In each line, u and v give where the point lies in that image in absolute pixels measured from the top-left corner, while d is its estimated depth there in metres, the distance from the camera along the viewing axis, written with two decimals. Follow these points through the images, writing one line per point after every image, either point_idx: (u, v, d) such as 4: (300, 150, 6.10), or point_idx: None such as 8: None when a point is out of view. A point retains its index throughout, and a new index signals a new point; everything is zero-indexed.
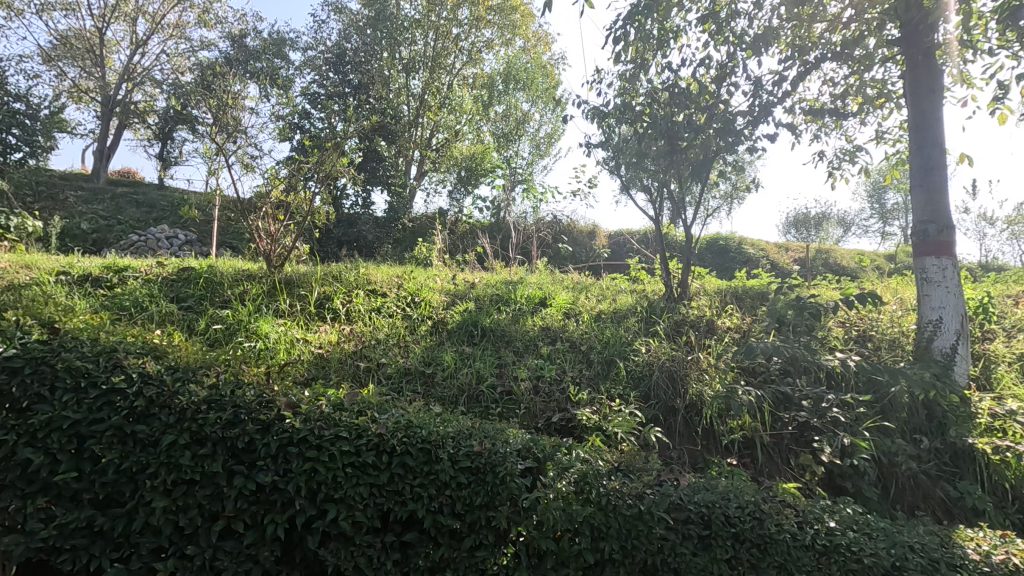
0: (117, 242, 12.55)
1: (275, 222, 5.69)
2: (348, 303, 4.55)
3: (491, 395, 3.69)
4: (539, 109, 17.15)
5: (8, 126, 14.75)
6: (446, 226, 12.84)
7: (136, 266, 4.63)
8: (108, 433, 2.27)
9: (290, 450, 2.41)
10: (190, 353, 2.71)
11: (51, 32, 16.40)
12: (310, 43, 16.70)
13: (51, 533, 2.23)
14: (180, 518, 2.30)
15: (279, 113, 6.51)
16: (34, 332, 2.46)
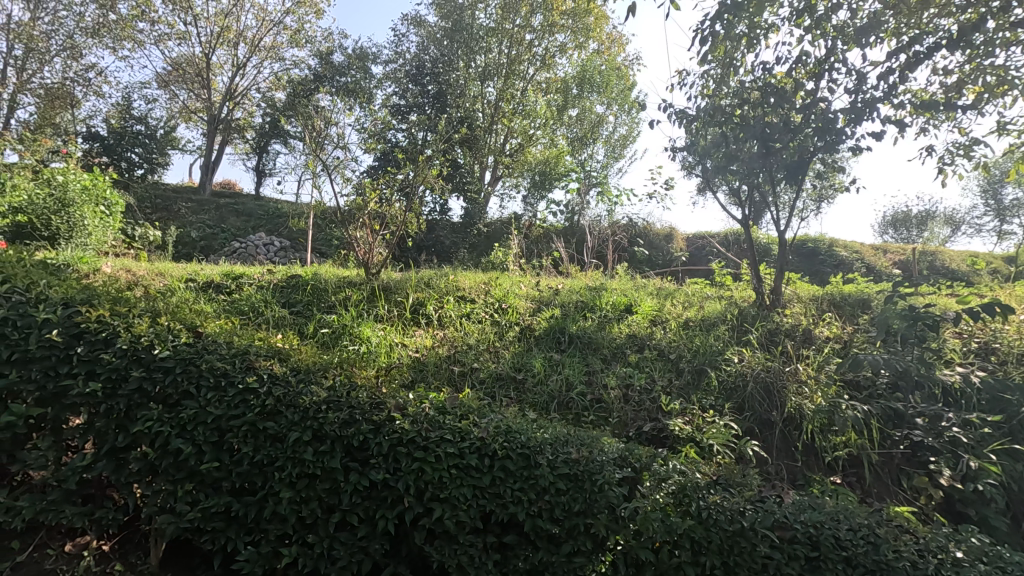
0: (223, 249, 13.76)
1: (372, 231, 6.05)
2: (439, 309, 4.75)
3: (581, 402, 3.73)
4: (614, 111, 16.97)
5: (132, 145, 16.60)
6: (521, 231, 12.99)
7: (251, 274, 5.08)
8: (244, 428, 2.50)
9: (400, 450, 2.55)
10: (309, 355, 2.94)
11: (167, 60, 18.27)
12: (392, 58, 17.56)
13: (196, 516, 2.50)
14: (303, 509, 2.50)
15: (372, 126, 6.93)
16: (182, 333, 2.73)
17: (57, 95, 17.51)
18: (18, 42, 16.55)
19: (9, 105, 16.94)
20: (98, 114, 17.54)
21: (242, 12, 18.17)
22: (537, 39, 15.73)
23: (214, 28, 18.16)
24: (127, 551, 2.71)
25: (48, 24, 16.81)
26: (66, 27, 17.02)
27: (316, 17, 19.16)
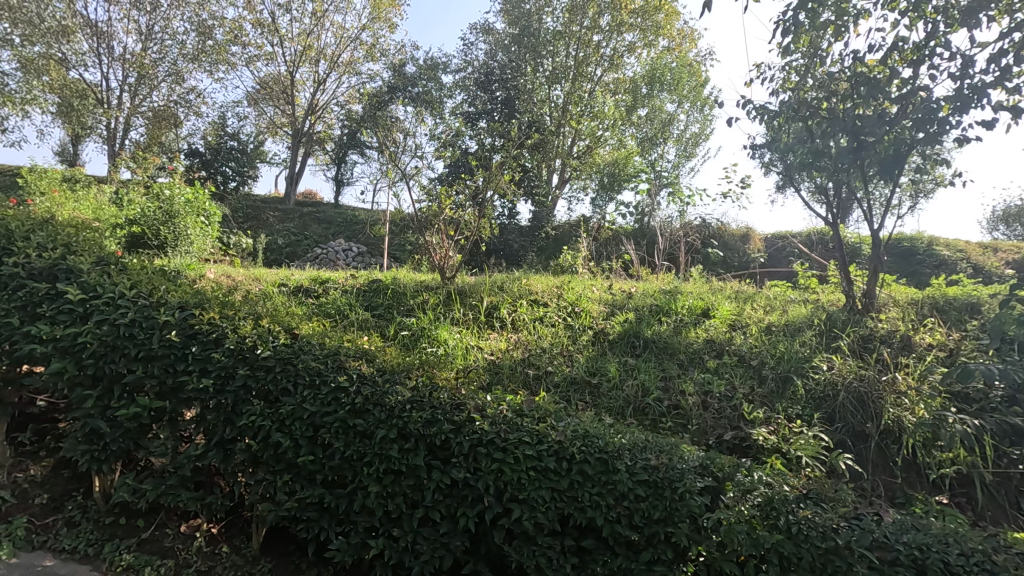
0: (306, 255, 14.64)
1: (447, 237, 6.24)
2: (513, 312, 4.82)
3: (657, 408, 3.67)
4: (686, 109, 16.48)
5: (226, 160, 18.01)
6: (590, 233, 12.89)
7: (336, 278, 5.39)
8: (336, 424, 2.66)
9: (480, 451, 2.61)
10: (394, 357, 3.08)
11: (256, 80, 19.68)
12: (461, 66, 18.01)
13: (293, 505, 2.68)
14: (389, 503, 2.62)
15: (445, 134, 7.14)
16: (280, 334, 2.93)
17: (163, 116, 19.31)
18: (131, 70, 18.41)
19: (124, 128, 18.86)
20: (197, 132, 19.15)
21: (322, 31, 19.27)
22: (605, 40, 15.58)
23: (297, 48, 19.36)
24: (232, 534, 2.96)
25: (156, 53, 18.59)
26: (171, 55, 18.75)
27: (390, 31, 19.99)
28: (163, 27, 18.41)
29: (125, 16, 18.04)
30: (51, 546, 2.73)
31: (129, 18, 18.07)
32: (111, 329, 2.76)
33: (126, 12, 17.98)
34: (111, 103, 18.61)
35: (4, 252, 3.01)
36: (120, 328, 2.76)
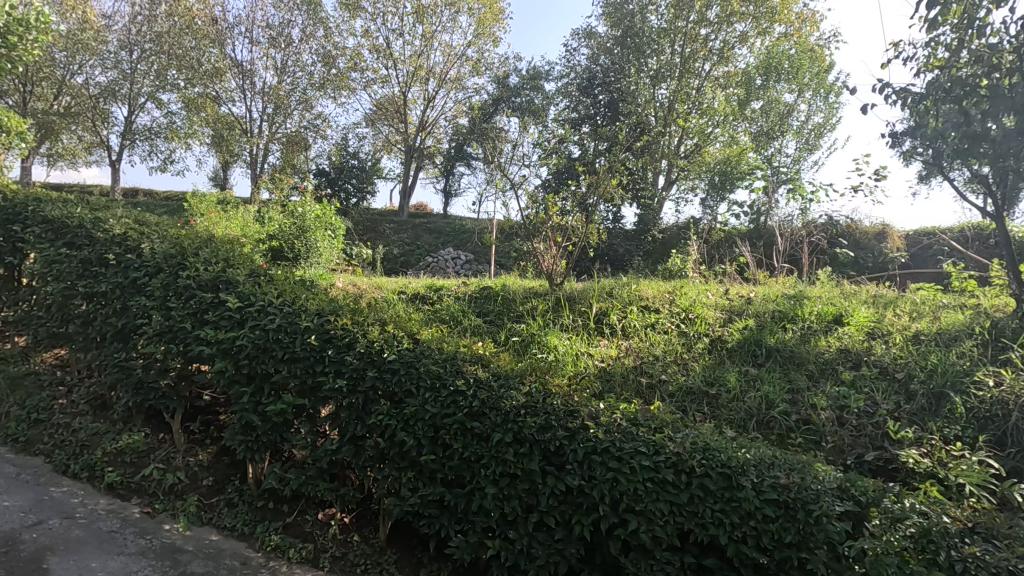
0: (419, 264, 15.50)
1: (555, 244, 6.29)
2: (623, 319, 4.74)
3: (784, 422, 3.41)
4: (808, 99, 15.18)
5: (349, 178, 19.58)
6: (700, 235, 12.32)
7: (449, 286, 5.64)
8: (455, 426, 2.76)
9: (595, 458, 2.58)
10: (507, 362, 3.14)
11: (373, 102, 21.21)
12: (563, 73, 18.12)
13: (416, 501, 2.83)
14: (505, 506, 2.68)
15: (550, 142, 7.19)
16: (403, 339, 3.10)
17: (295, 141, 21.47)
18: (269, 101, 20.68)
19: (264, 153, 21.22)
20: (324, 154, 21.03)
21: (431, 50, 20.32)
22: (713, 32, 14.82)
23: (409, 69, 20.59)
24: (362, 525, 3.19)
25: (289, 84, 20.71)
26: (301, 85, 20.77)
27: (493, 45, 20.61)
28: (295, 61, 20.48)
29: (265, 54, 20.31)
30: (216, 523, 3.12)
31: (267, 56, 20.32)
32: (262, 333, 3.10)
33: (265, 51, 20.25)
34: (253, 132, 21.03)
35: (180, 266, 3.50)
36: (270, 332, 3.09)
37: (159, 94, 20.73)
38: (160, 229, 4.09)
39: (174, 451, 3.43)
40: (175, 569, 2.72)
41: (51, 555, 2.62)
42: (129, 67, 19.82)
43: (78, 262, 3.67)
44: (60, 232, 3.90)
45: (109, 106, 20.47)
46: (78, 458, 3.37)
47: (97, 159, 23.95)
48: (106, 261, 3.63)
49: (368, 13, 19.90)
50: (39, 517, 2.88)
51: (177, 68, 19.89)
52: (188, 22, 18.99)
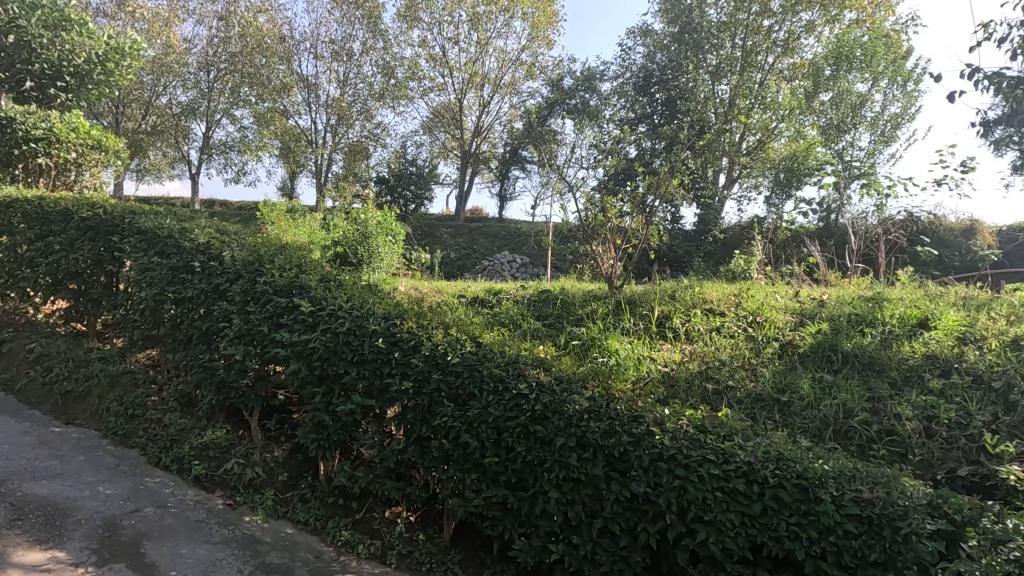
0: (476, 267, 15.71)
1: (615, 247, 6.23)
2: (686, 322, 4.63)
3: (865, 433, 3.22)
4: (883, 88, 14.25)
5: (408, 184, 20.13)
6: (764, 235, 11.84)
7: (508, 290, 5.70)
8: (518, 429, 2.77)
9: (661, 466, 2.52)
10: (569, 366, 3.12)
11: (430, 110, 21.71)
12: (618, 72, 17.90)
13: (480, 502, 2.87)
14: (569, 510, 2.67)
15: (607, 144, 7.12)
16: (467, 343, 3.14)
17: (357, 150, 22.28)
18: (333, 113, 21.57)
19: (328, 163, 22.14)
20: (383, 162, 21.72)
21: (486, 56, 20.59)
22: (777, 24, 14.21)
23: (464, 76, 20.95)
24: (427, 524, 3.26)
25: (351, 96, 21.51)
26: (363, 96, 21.54)
27: (548, 48, 20.65)
28: (356, 73, 21.27)
29: (328, 68, 21.21)
30: (290, 517, 3.28)
31: (331, 70, 21.21)
32: (333, 336, 3.23)
33: (329, 64, 21.14)
34: (318, 143, 21.99)
35: (257, 272, 3.70)
36: (340, 335, 3.21)
37: (233, 110, 22.08)
38: (238, 238, 4.34)
39: (252, 447, 3.63)
40: (255, 559, 2.87)
41: (147, 541, 2.83)
42: (207, 86, 21.20)
43: (168, 269, 3.96)
44: (152, 242, 4.22)
45: (189, 123, 21.97)
46: (169, 451, 3.63)
47: (178, 173, 25.75)
48: (192, 268, 3.89)
49: (425, 23, 20.42)
50: (136, 504, 3.12)
51: (249, 85, 21.09)
52: (259, 41, 20.11)
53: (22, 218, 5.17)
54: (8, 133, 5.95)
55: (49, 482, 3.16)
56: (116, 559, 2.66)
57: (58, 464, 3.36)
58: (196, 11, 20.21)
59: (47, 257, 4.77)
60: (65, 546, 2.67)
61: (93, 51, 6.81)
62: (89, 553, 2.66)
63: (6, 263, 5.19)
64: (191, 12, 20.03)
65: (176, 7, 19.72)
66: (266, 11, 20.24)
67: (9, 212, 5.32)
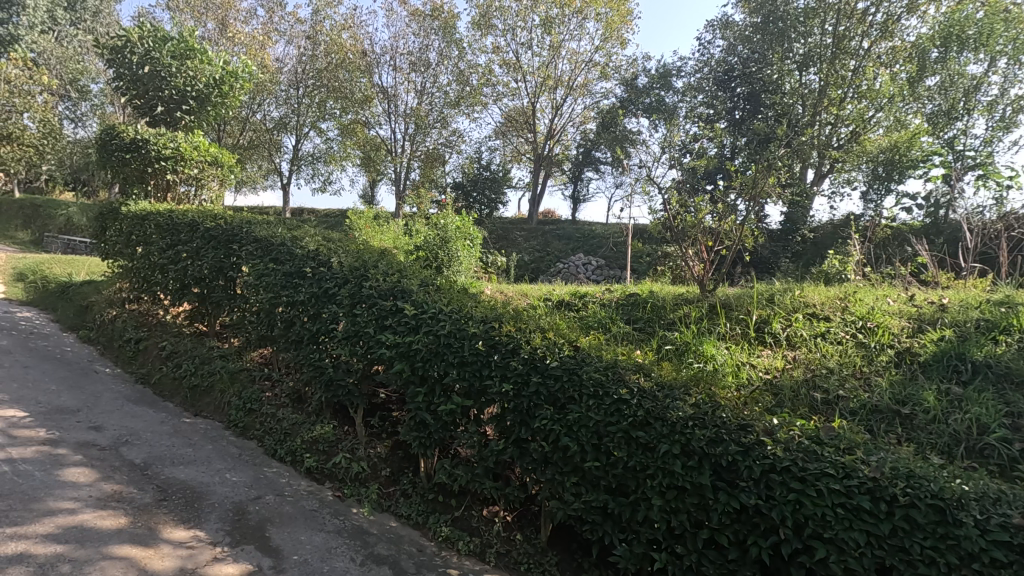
0: (551, 270, 15.86)
1: (707, 249, 6.02)
2: (787, 328, 4.46)
3: (1005, 452, 2.94)
4: (1001, 69, 12.91)
5: (482, 189, 20.57)
6: (861, 233, 11.04)
7: (593, 293, 5.74)
8: (620, 434, 2.74)
9: (774, 478, 2.40)
10: (669, 371, 3.04)
11: (503, 115, 22.01)
12: (696, 67, 17.45)
13: (579, 506, 2.87)
14: (673, 519, 2.62)
15: (691, 143, 6.89)
16: (564, 346, 3.13)
17: (433, 157, 23.06)
18: (411, 122, 22.38)
19: (407, 170, 23.10)
20: (458, 168, 22.28)
21: (559, 59, 20.61)
22: (873, 6, 13.07)
23: (537, 79, 21.08)
24: (524, 524, 3.31)
25: (428, 104, 22.16)
26: (438, 104, 22.17)
27: (622, 47, 20.37)
28: (433, 83, 21.92)
29: (406, 79, 22.05)
30: (394, 511, 3.44)
31: (409, 80, 22.02)
32: (434, 338, 3.36)
33: (407, 75, 21.97)
34: (397, 151, 22.99)
35: (363, 278, 3.91)
36: (441, 338, 3.33)
37: (320, 123, 23.48)
38: (342, 245, 4.62)
39: (357, 442, 3.83)
40: (365, 549, 3.03)
41: (271, 526, 3.07)
42: (297, 101, 22.64)
43: (282, 274, 4.27)
44: (267, 249, 4.57)
45: (281, 136, 23.61)
46: (283, 443, 3.91)
47: (271, 183, 27.71)
48: (303, 273, 4.17)
49: (499, 30, 20.76)
50: (258, 492, 3.39)
51: (334, 99, 22.36)
52: (342, 56, 21.32)
53: (155, 229, 5.77)
54: (144, 154, 6.70)
55: (185, 467, 3.50)
56: (246, 541, 2.90)
57: (191, 452, 3.72)
58: (288, 32, 21.63)
59: (177, 264, 5.31)
60: (204, 527, 2.95)
61: (211, 75, 7.46)
62: (224, 535, 2.92)
63: (144, 270, 5.84)
64: (282, 34, 21.44)
65: (270, 30, 21.17)
66: (349, 28, 21.38)
67: (145, 224, 5.96)
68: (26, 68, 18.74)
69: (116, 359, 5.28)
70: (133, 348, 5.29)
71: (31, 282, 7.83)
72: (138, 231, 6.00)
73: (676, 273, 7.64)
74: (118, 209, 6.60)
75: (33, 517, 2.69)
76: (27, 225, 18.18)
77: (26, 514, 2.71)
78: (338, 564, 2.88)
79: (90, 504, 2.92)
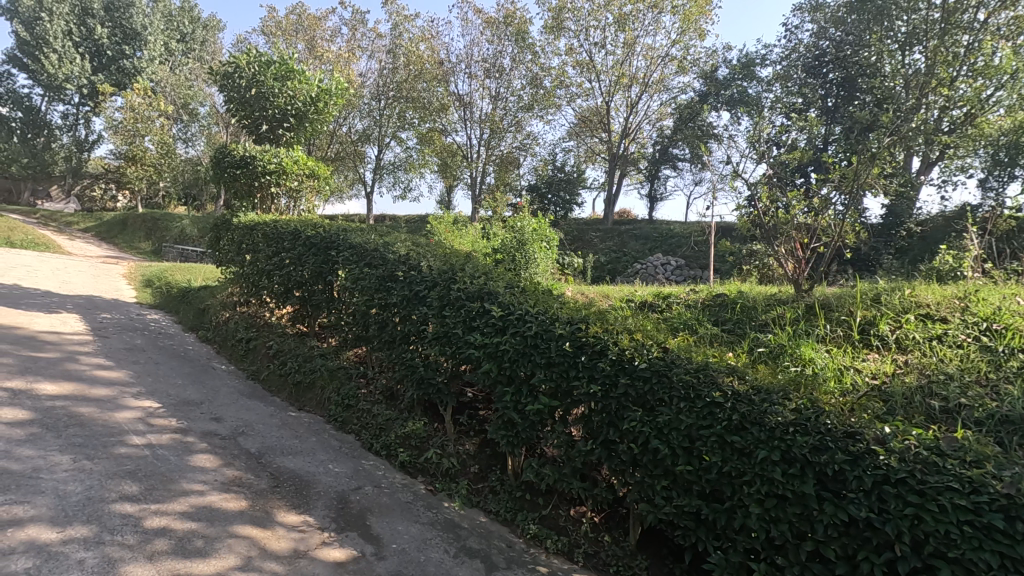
0: (627, 271, 15.64)
1: (801, 247, 5.70)
2: (896, 329, 4.16)
3: None
4: None
5: (558, 191, 20.64)
6: (979, 226, 9.98)
7: (678, 292, 5.64)
8: (713, 438, 2.66)
9: (888, 490, 2.24)
10: (766, 374, 2.89)
11: (577, 117, 21.95)
12: (783, 55, 16.56)
13: (671, 511, 2.82)
14: (773, 528, 2.51)
15: (779, 136, 6.53)
16: (653, 347, 3.08)
17: (508, 160, 23.47)
18: (486, 128, 22.88)
19: (483, 175, 23.67)
20: (532, 170, 22.47)
21: (634, 56, 20.23)
22: None
23: (612, 78, 20.81)
24: (612, 526, 3.30)
25: (502, 109, 22.54)
26: (513, 109, 22.49)
27: (700, 39, 19.68)
28: (507, 88, 22.26)
29: (481, 85, 22.51)
30: (483, 506, 3.55)
31: (484, 87, 22.47)
32: (521, 339, 3.41)
33: (482, 82, 22.43)
34: (472, 157, 23.66)
35: (451, 280, 4.03)
36: (528, 339, 3.38)
37: (400, 133, 24.51)
38: (431, 249, 4.80)
39: (447, 439, 3.99)
40: (458, 542, 3.15)
41: (371, 515, 3.26)
42: (378, 113, 23.78)
43: (376, 278, 4.51)
44: (362, 255, 4.85)
45: (364, 147, 24.88)
46: (379, 438, 4.14)
47: (356, 192, 29.30)
48: (395, 277, 4.38)
49: (571, 31, 20.71)
50: (358, 483, 3.61)
51: (412, 109, 23.26)
52: (420, 68, 22.13)
53: (261, 238, 6.30)
54: (252, 170, 7.34)
55: (293, 457, 3.80)
56: (350, 528, 3.10)
57: (298, 443, 4.02)
58: (369, 47, 22.69)
59: (282, 270, 5.76)
60: (312, 513, 3.19)
61: (308, 94, 8.03)
62: (330, 521, 3.14)
63: (252, 276, 6.38)
64: (365, 49, 22.55)
65: (354, 47, 22.34)
66: (426, 39, 22.16)
67: (253, 234, 6.51)
68: (146, 97, 21.40)
69: (230, 356, 5.80)
70: (245, 347, 5.80)
71: (157, 288, 8.78)
72: (248, 240, 6.56)
73: (766, 273, 7.29)
74: (229, 221, 7.24)
75: (170, 497, 3.03)
76: (149, 236, 20.39)
77: (165, 493, 3.05)
78: (434, 554, 3.01)
79: (216, 487, 3.24)
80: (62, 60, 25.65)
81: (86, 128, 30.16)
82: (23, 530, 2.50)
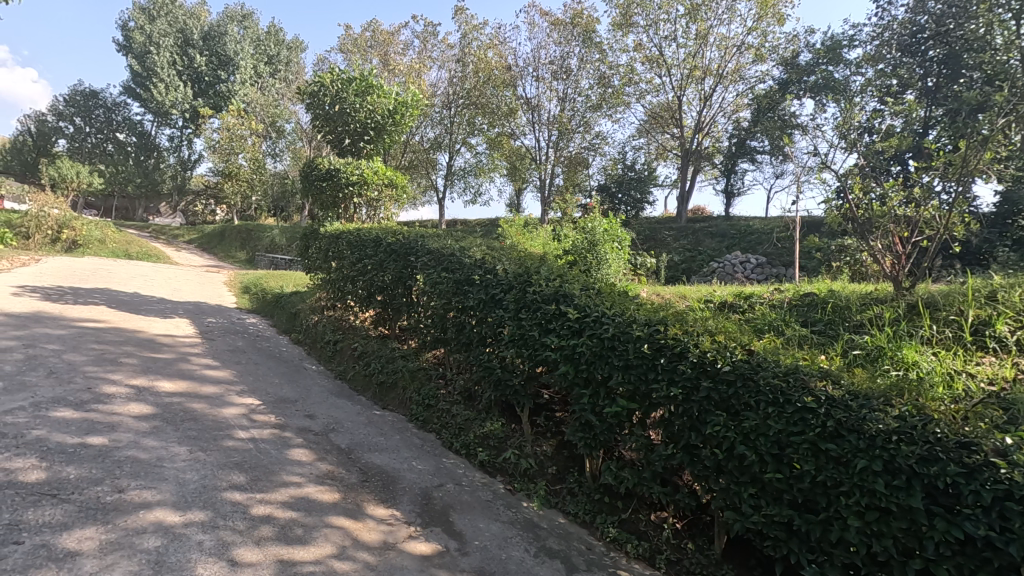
0: (703, 270, 15.08)
1: (900, 241, 5.28)
2: (1018, 330, 3.78)
3: None
4: None
5: (628, 189, 20.28)
6: None
7: (760, 292, 5.40)
8: (805, 446, 2.52)
9: (1011, 507, 2.03)
10: (864, 378, 2.70)
11: (647, 114, 21.47)
12: (872, 34, 15.39)
13: (760, 520, 2.71)
14: (875, 544, 2.35)
15: (872, 122, 6.07)
16: (737, 350, 2.97)
17: (576, 161, 23.40)
18: (554, 130, 22.88)
19: (552, 177, 23.69)
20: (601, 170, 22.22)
21: (707, 47, 19.50)
22: None
23: (684, 71, 20.20)
24: (696, 533, 3.21)
25: (570, 111, 22.45)
26: (581, 109, 22.34)
27: (779, 24, 18.68)
28: (574, 88, 22.13)
29: (548, 87, 22.53)
30: (562, 508, 3.56)
31: (552, 88, 22.48)
32: (598, 341, 3.39)
33: (549, 84, 22.45)
34: (541, 159, 23.73)
35: (526, 283, 4.08)
36: (605, 340, 3.36)
37: (469, 138, 24.99)
38: (505, 253, 4.89)
39: (524, 440, 4.04)
40: (538, 542, 3.18)
41: (454, 511, 3.37)
42: (449, 121, 24.35)
43: (453, 281, 4.65)
44: (439, 259, 5.01)
45: (436, 155, 25.60)
46: (458, 437, 4.27)
47: (429, 198, 30.17)
48: (472, 280, 4.50)
49: (640, 26, 20.28)
50: (440, 480, 3.74)
51: (481, 115, 23.68)
52: (489, 74, 22.48)
53: (345, 245, 6.66)
54: (336, 180, 7.79)
55: (379, 454, 3.99)
56: (434, 523, 3.22)
57: (383, 441, 4.22)
58: (439, 57, 23.31)
59: (365, 275, 6.07)
60: (399, 507, 3.34)
61: (385, 107, 8.41)
62: (416, 516, 3.27)
63: (338, 281, 6.77)
64: (435, 60, 23.18)
65: (424, 58, 23.05)
66: (494, 46, 22.46)
67: (338, 242, 6.89)
68: (240, 118, 23.20)
69: (319, 357, 6.18)
70: (333, 348, 6.15)
71: (253, 294, 9.49)
72: (333, 248, 6.97)
73: (859, 270, 6.80)
74: (316, 230, 7.70)
75: (272, 487, 3.28)
76: (244, 246, 22.04)
77: (268, 484, 3.31)
78: (514, 551, 3.07)
79: (312, 479, 3.47)
80: (169, 88, 28.33)
81: (188, 148, 33.02)
82: (152, 512, 2.80)
